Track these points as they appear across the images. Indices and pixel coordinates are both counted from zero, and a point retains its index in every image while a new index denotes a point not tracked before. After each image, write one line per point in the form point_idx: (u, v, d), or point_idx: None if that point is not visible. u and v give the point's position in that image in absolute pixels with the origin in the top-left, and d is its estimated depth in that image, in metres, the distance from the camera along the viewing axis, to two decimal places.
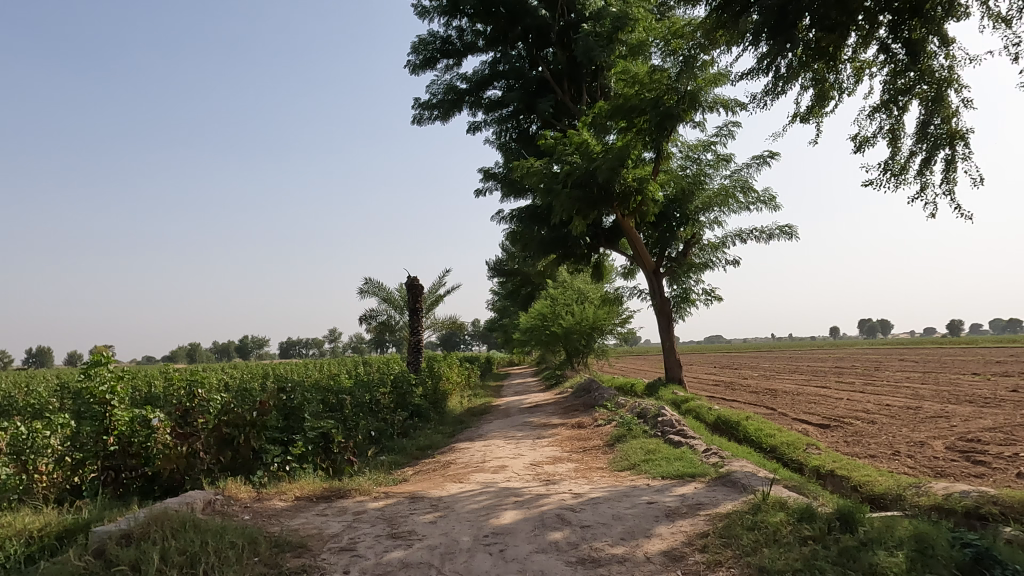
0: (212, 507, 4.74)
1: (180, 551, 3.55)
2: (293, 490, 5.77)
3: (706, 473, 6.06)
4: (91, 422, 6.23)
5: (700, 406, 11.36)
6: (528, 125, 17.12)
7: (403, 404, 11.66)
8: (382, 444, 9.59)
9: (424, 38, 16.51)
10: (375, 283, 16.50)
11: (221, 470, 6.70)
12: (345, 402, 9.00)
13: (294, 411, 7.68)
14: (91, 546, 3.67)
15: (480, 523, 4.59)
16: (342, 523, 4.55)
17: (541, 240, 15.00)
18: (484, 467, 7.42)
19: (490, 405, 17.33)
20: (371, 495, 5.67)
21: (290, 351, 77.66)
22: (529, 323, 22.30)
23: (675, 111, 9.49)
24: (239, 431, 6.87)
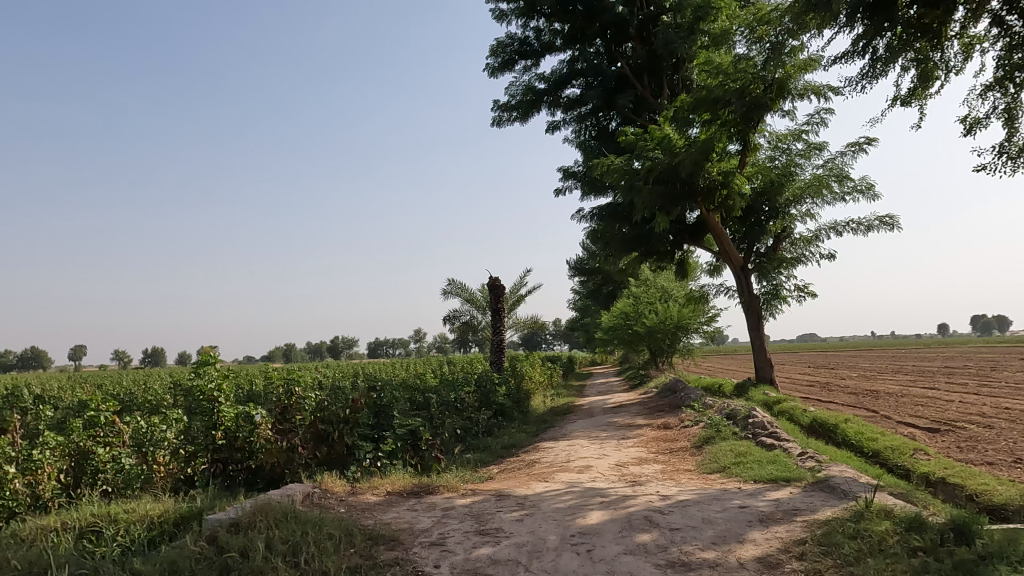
0: (310, 499, 4.99)
1: (283, 540, 3.75)
2: (385, 485, 5.97)
3: (802, 478, 5.80)
4: (202, 418, 6.80)
5: (794, 408, 10.86)
6: (608, 122, 16.95)
7: (487, 403, 11.82)
8: (467, 441, 9.77)
9: (502, 40, 16.69)
10: (458, 283, 16.75)
11: (318, 464, 7.03)
12: (431, 400, 9.22)
13: (384, 409, 7.95)
14: (206, 533, 3.95)
15: (566, 522, 4.60)
16: (432, 519, 4.67)
17: (622, 237, 14.82)
18: (569, 467, 7.41)
19: (573, 405, 17.27)
20: (459, 492, 5.80)
21: (378, 350, 80.39)
22: (611, 322, 22.07)
23: (763, 100, 9.14)
24: (334, 428, 7.19)
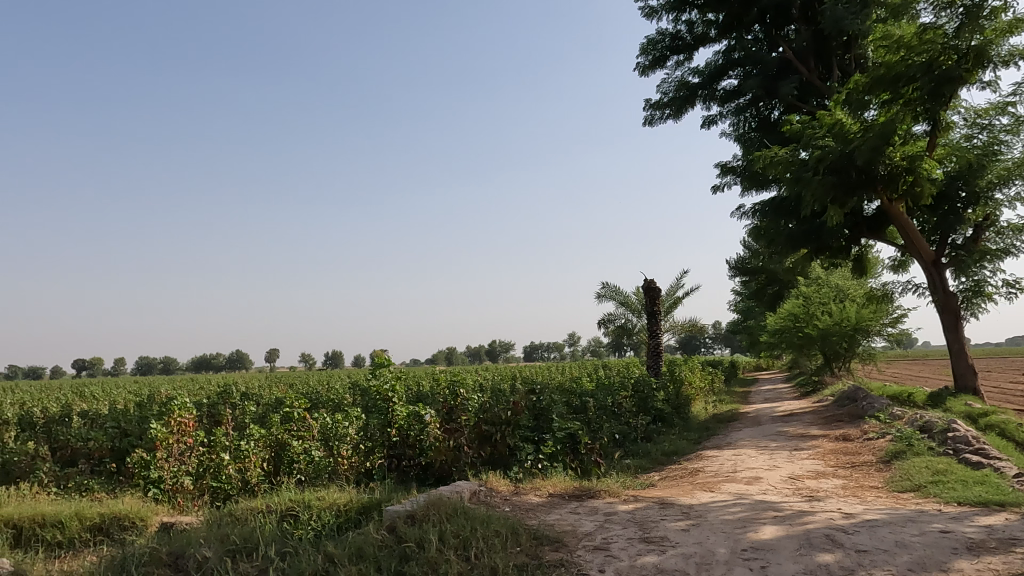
0: (477, 497, 5.21)
1: (454, 534, 3.95)
2: (547, 486, 6.07)
3: (1020, 503, 5.02)
4: (379, 416, 7.46)
5: (1006, 422, 9.44)
6: (769, 111, 15.95)
7: (646, 408, 11.59)
8: (626, 447, 9.64)
9: (652, 38, 16.32)
10: (612, 286, 16.63)
11: (482, 463, 7.34)
12: (588, 404, 9.23)
13: (543, 411, 8.05)
14: (386, 522, 4.26)
15: (735, 535, 4.37)
16: (595, 523, 4.67)
17: (789, 234, 13.84)
18: (736, 477, 7.04)
19: (737, 412, 16.39)
20: (621, 498, 5.73)
21: (533, 354, 82.01)
22: (777, 324, 20.67)
23: (957, 73, 8.01)
24: (496, 428, 7.46)
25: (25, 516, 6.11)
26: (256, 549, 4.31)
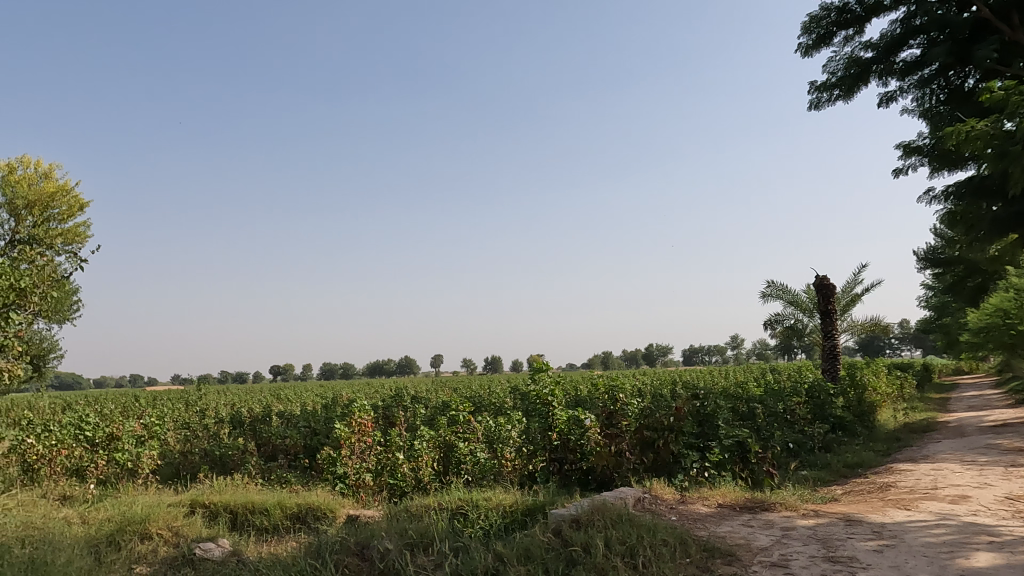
0: (642, 504, 5.10)
1: (620, 541, 3.91)
2: (716, 496, 5.79)
3: None
4: (540, 420, 7.59)
5: None
6: (962, 80, 14.06)
7: (822, 416, 10.68)
8: (802, 457, 8.94)
9: (815, 14, 15.12)
10: (778, 285, 15.56)
11: (646, 470, 7.13)
12: (756, 411, 8.69)
13: (708, 418, 7.64)
14: (552, 525, 4.32)
15: (939, 560, 3.88)
16: (771, 537, 4.38)
17: (994, 218, 12.08)
18: (937, 495, 6.24)
19: (934, 421, 14.55)
20: (799, 512, 5.32)
21: (693, 358, 79.05)
22: (981, 322, 18.10)
23: None
24: (658, 434, 7.22)
25: (239, 502, 6.97)
26: (431, 544, 4.56)
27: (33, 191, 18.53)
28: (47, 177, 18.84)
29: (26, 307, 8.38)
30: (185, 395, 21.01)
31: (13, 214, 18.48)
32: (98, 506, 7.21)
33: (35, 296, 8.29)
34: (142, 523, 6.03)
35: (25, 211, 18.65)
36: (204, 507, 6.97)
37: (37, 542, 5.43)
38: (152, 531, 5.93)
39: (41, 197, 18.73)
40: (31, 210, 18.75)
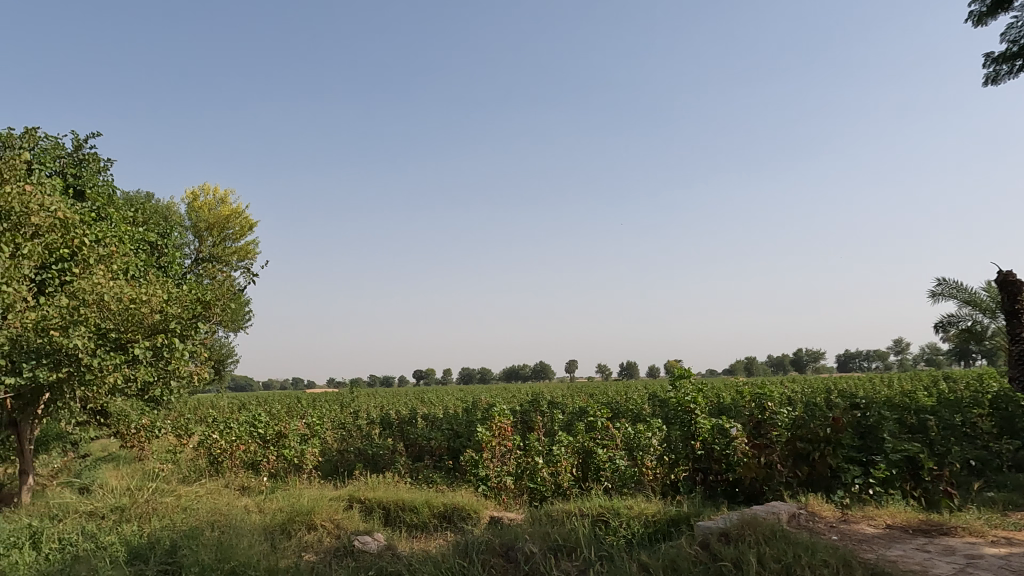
0: (797, 521, 4.76)
1: (775, 558, 3.70)
2: (884, 516, 5.28)
3: None
4: (682, 428, 7.39)
5: None
6: None
7: (1012, 431, 9.38)
8: (988, 477, 7.90)
9: None
10: (952, 282, 13.93)
11: (800, 485, 6.63)
12: (928, 424, 7.83)
13: (871, 429, 7.04)
14: (698, 538, 4.17)
15: None
16: (953, 566, 3.92)
17: None
18: None
19: None
20: (987, 539, 4.71)
21: (849, 364, 72.75)
22: None
23: None
24: (813, 447, 6.66)
25: (390, 499, 7.39)
26: (575, 549, 4.58)
27: (213, 214, 20.92)
28: (223, 202, 21.16)
29: (210, 318, 9.49)
30: (341, 397, 22.69)
31: (197, 235, 21.01)
32: (271, 497, 7.97)
33: (218, 308, 9.37)
34: (308, 515, 6.58)
35: (207, 232, 21.09)
36: (360, 502, 7.47)
37: (223, 527, 6.10)
38: (317, 522, 6.46)
39: (219, 220, 21.08)
40: (211, 231, 21.17)
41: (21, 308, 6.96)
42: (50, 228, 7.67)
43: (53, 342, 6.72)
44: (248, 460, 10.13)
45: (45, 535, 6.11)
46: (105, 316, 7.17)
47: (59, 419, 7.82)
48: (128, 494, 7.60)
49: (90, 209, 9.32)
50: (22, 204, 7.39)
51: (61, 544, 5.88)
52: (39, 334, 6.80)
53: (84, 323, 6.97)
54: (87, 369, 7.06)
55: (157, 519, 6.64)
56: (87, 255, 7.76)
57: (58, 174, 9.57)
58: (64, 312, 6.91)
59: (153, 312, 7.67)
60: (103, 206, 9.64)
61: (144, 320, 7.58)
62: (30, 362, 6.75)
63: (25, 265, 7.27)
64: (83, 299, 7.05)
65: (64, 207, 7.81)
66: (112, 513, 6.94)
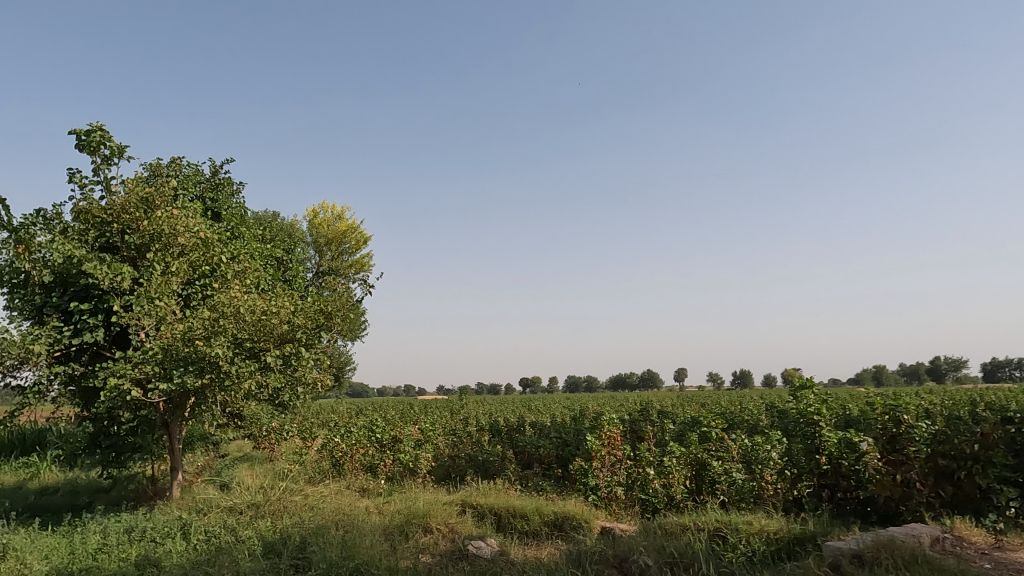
0: (942, 545, 4.34)
1: None
2: None
3: None
4: (805, 441, 6.96)
5: None
6: None
7: None
8: None
9: None
10: None
11: (944, 506, 6.14)
12: None
13: None
14: (827, 559, 3.93)
15: None
16: None
17: None
18: None
19: None
20: None
21: (996, 373, 65.65)
22: None
23: None
24: (959, 465, 6.10)
25: (501, 506, 7.49)
26: (692, 564, 4.45)
27: (331, 230, 22.20)
28: (340, 218, 22.40)
29: (331, 328, 10.10)
30: (451, 404, 23.30)
31: (318, 250, 22.40)
32: (390, 500, 8.32)
33: (337, 318, 9.92)
34: (424, 518, 6.80)
35: (326, 247, 22.40)
36: (473, 507, 7.62)
37: (347, 526, 6.42)
38: (433, 526, 6.65)
39: (336, 235, 22.32)
40: (330, 246, 22.46)
41: (170, 320, 7.72)
42: (193, 247, 8.46)
43: (197, 350, 7.39)
44: (367, 463, 10.61)
45: (193, 527, 6.71)
46: (241, 327, 7.80)
47: (203, 421, 8.57)
48: (262, 492, 8.19)
49: (226, 230, 10.18)
50: (171, 226, 8.21)
51: (207, 536, 6.44)
52: (186, 343, 7.49)
53: (223, 334, 7.62)
54: (226, 376, 7.70)
55: (288, 516, 7.11)
56: (224, 271, 8.49)
57: (198, 198, 10.55)
58: (207, 323, 7.57)
59: (281, 322, 8.23)
60: (237, 226, 10.51)
61: (274, 330, 8.17)
62: (178, 369, 7.45)
63: (173, 281, 8.05)
64: (223, 312, 7.72)
65: (205, 229, 8.61)
66: (249, 509, 7.51)
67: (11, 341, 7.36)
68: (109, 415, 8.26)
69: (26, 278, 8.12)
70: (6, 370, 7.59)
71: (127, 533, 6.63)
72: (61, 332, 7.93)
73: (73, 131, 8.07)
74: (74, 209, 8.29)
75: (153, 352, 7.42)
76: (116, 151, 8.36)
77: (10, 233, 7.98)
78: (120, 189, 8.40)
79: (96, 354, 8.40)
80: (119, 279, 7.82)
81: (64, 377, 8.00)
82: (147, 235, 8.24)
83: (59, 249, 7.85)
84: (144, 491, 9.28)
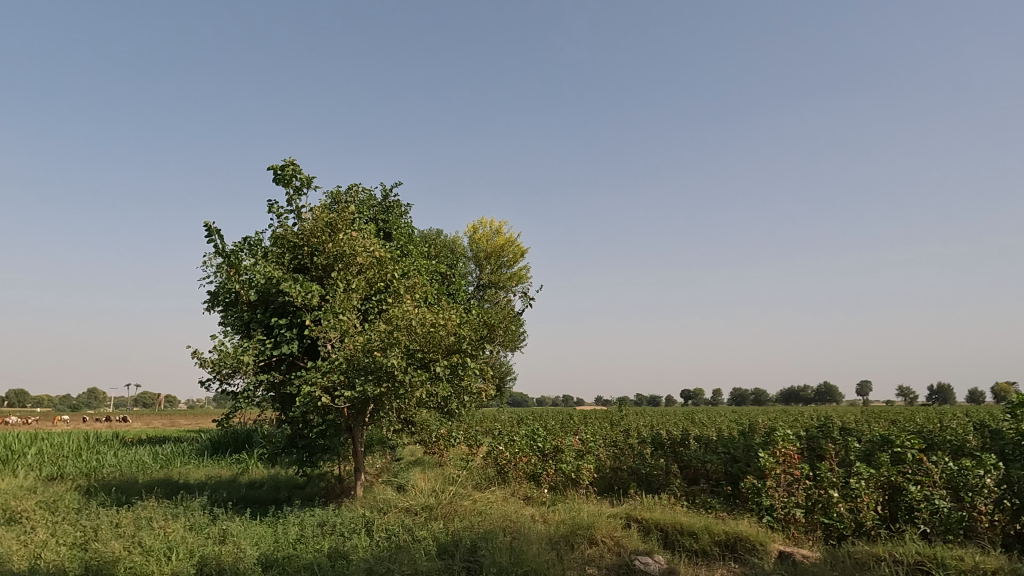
0: None
1: None
2: None
3: None
4: None
5: None
6: None
7: None
8: None
9: None
10: None
11: None
12: None
13: None
14: None
15: None
16: None
17: None
18: None
19: None
20: None
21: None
22: None
23: None
24: None
25: (668, 521, 7.26)
26: None
27: (490, 244, 23.02)
28: (498, 233, 23.17)
29: (494, 339, 10.46)
30: (610, 415, 23.05)
31: (478, 264, 23.33)
32: (555, 509, 8.39)
33: (499, 330, 10.25)
34: (589, 529, 6.78)
35: (486, 261, 23.25)
36: (638, 521, 7.46)
37: (514, 533, 6.59)
38: (598, 538, 6.62)
39: (495, 249, 23.08)
40: (489, 259, 23.27)
41: (352, 333, 8.43)
42: (370, 266, 9.21)
43: (376, 361, 8.01)
44: (530, 472, 10.79)
45: (375, 524, 7.27)
46: (413, 339, 8.32)
47: (382, 426, 9.24)
48: (434, 495, 8.65)
49: (397, 248, 10.96)
50: (351, 248, 9.01)
51: (387, 533, 6.93)
52: (366, 354, 8.13)
53: (397, 345, 8.19)
54: (400, 385, 8.26)
55: (459, 520, 7.45)
56: (397, 287, 9.13)
57: (372, 221, 11.46)
58: (383, 336, 8.18)
59: (449, 334, 8.66)
60: (406, 244, 11.28)
61: (442, 341, 8.61)
62: (360, 379, 8.13)
63: (354, 297, 8.81)
64: (396, 324, 8.27)
65: (380, 248, 9.32)
66: (424, 510, 7.97)
67: (226, 352, 8.49)
68: (303, 419, 9.20)
69: (237, 297, 9.32)
70: (223, 377, 8.75)
71: (320, 527, 7.34)
72: (264, 344, 9.00)
73: (271, 167, 9.18)
74: (273, 235, 9.40)
75: (339, 362, 8.16)
76: (305, 182, 9.35)
77: (224, 258, 9.24)
78: (309, 215, 9.38)
79: (292, 364, 9.41)
80: (309, 296, 8.71)
81: (267, 384, 9.06)
82: (331, 256, 9.12)
83: (261, 271, 8.94)
84: (333, 489, 10.21)
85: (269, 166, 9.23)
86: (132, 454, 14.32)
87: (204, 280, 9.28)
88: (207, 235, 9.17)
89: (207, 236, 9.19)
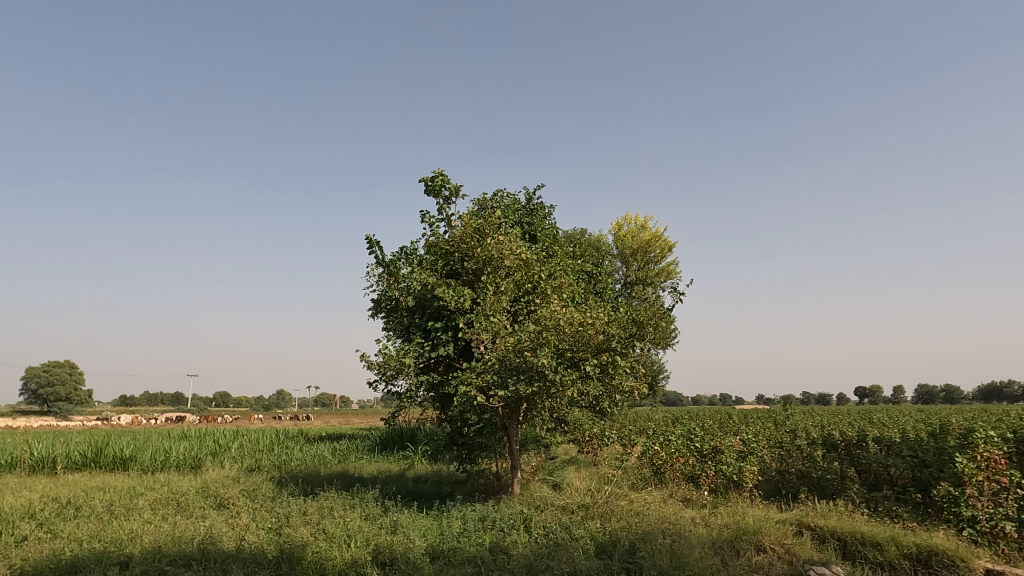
0: None
1: None
2: None
3: None
4: None
5: None
6: None
7: None
8: None
9: None
10: None
11: None
12: None
13: None
14: None
15: None
16: None
17: None
18: None
19: None
20: None
21: None
22: None
23: None
24: None
25: (846, 530, 6.67)
26: None
27: (636, 241, 22.62)
28: (644, 229, 22.74)
29: (644, 337, 10.22)
30: (773, 414, 21.63)
31: (625, 261, 23.04)
32: (718, 512, 8.00)
33: (649, 326, 9.97)
34: (757, 535, 6.41)
35: (632, 258, 22.87)
36: (811, 529, 6.94)
37: (674, 535, 6.40)
38: (766, 544, 6.24)
39: (641, 245, 22.64)
40: (635, 256, 22.89)
41: (503, 334, 8.65)
42: (518, 268, 9.38)
43: (527, 360, 8.15)
44: (688, 473, 10.42)
45: (533, 521, 7.42)
46: (562, 338, 8.38)
47: (535, 425, 9.41)
48: (591, 494, 8.65)
49: (542, 249, 11.10)
50: (499, 251, 9.25)
51: (545, 531, 7.04)
52: (517, 354, 8.29)
53: (547, 345, 8.27)
54: (552, 384, 8.37)
55: (616, 520, 7.38)
56: (544, 287, 9.23)
57: (517, 224, 11.71)
58: (533, 336, 8.30)
59: (598, 333, 8.59)
60: (551, 245, 11.39)
61: (591, 340, 8.57)
62: (513, 378, 8.32)
63: (503, 299, 9.02)
64: (545, 324, 8.35)
65: (526, 250, 9.46)
66: (581, 509, 7.99)
67: (390, 355, 9.08)
68: (462, 419, 9.59)
69: (397, 304, 9.97)
70: (389, 378, 9.37)
71: (481, 521, 7.62)
72: (423, 347, 9.52)
73: (423, 179, 9.72)
74: (427, 244, 9.95)
75: (492, 363, 8.40)
76: (455, 192, 9.78)
77: (385, 268, 9.92)
78: (459, 223, 9.79)
79: (450, 365, 9.84)
80: (461, 299, 9.09)
81: (428, 385, 9.58)
82: (481, 260, 9.44)
83: (417, 278, 9.46)
84: (492, 485, 10.55)
85: (421, 179, 9.77)
86: (315, 449, 15.82)
87: (368, 289, 10.03)
88: (369, 248, 9.91)
89: (369, 248, 9.92)
